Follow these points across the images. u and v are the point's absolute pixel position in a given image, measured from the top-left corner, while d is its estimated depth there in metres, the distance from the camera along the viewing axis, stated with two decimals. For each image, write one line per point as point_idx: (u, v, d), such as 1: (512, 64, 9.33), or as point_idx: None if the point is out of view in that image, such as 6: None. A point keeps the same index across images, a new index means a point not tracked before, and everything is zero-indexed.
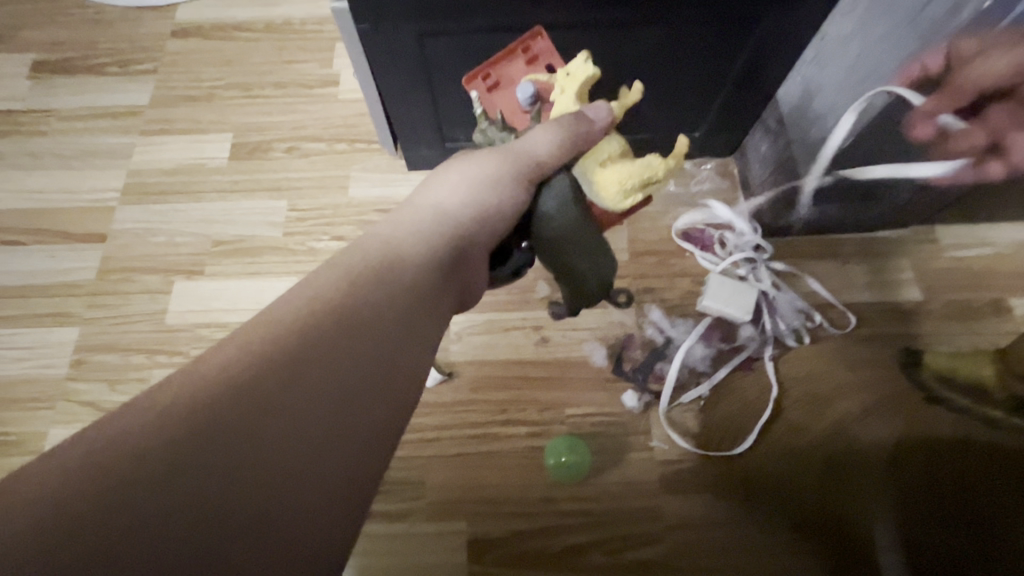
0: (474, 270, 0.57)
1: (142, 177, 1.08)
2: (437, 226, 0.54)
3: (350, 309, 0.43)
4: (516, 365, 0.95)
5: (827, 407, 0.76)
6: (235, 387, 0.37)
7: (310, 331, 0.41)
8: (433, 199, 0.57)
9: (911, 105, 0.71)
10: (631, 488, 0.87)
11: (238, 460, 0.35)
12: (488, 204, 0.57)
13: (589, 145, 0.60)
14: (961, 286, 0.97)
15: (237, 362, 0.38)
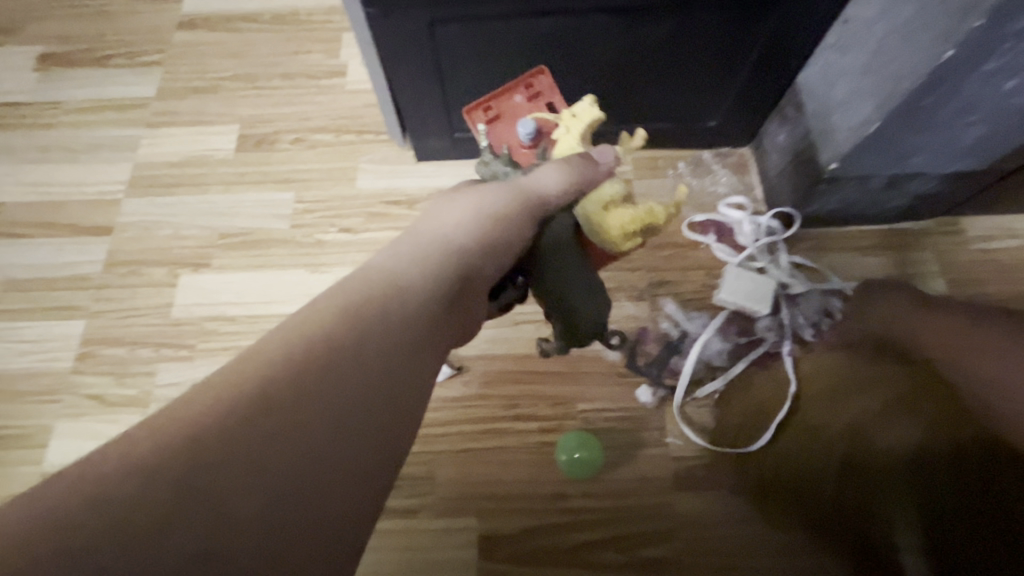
0: (477, 304, 0.44)
1: (97, 134, 0.90)
2: (441, 265, 0.41)
3: (397, 299, 0.37)
4: (531, 363, 0.72)
5: (845, 401, 0.67)
6: (276, 381, 0.31)
7: (337, 325, 0.34)
8: (439, 231, 0.44)
9: (897, 137, 0.59)
10: (684, 516, 0.65)
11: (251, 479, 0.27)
12: (489, 241, 0.44)
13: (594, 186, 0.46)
14: (995, 280, 0.71)
15: (252, 364, 0.31)
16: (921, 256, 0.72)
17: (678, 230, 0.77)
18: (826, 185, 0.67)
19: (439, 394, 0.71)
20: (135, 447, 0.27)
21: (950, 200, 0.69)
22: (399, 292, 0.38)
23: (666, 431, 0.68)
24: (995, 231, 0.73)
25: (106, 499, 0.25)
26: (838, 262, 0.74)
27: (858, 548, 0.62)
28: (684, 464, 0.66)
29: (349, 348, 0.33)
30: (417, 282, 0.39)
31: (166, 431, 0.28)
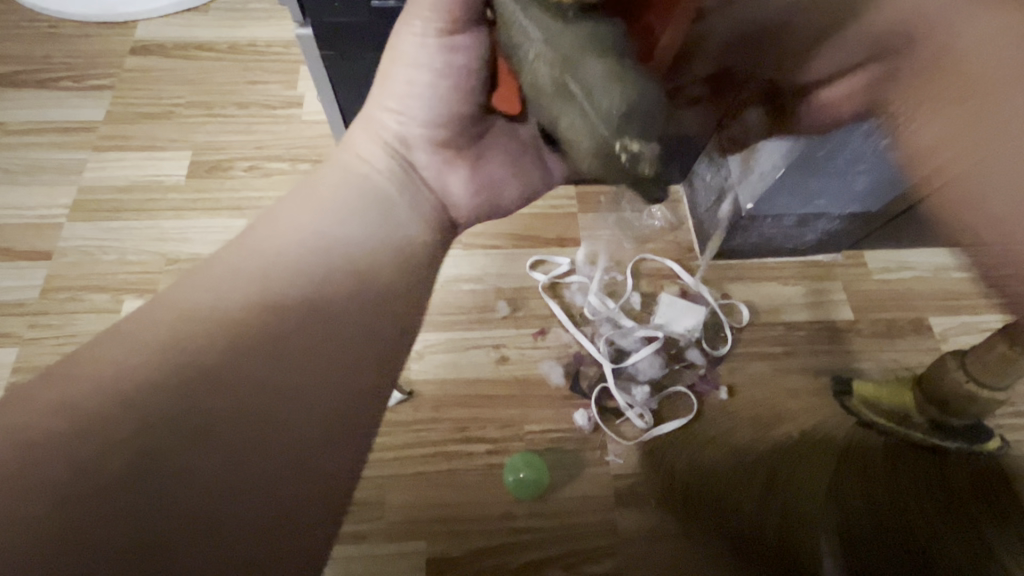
0: (439, 179, 0.51)
1: (40, 157, 0.89)
2: (386, 155, 0.49)
3: (299, 291, 0.39)
4: (480, 387, 0.75)
5: (769, 429, 0.72)
6: (220, 368, 0.35)
7: (300, 271, 0.39)
8: (377, 123, 0.49)
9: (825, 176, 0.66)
10: (624, 534, 0.68)
11: (246, 415, 0.35)
12: (426, 113, 0.48)
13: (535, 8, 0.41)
14: (895, 305, 0.79)
15: (231, 324, 0.36)
16: (832, 284, 0.80)
17: (618, 260, 0.83)
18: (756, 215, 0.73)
19: (390, 419, 0.73)
20: (85, 420, 0.32)
21: (845, 235, 0.78)
22: (298, 275, 0.39)
23: (606, 450, 0.72)
24: (892, 263, 0.81)
25: (71, 470, 0.31)
26: (756, 293, 0.80)
27: (774, 550, 0.67)
28: (623, 481, 0.70)
29: (312, 314, 0.38)
30: (326, 267, 0.40)
31: (87, 403, 0.32)
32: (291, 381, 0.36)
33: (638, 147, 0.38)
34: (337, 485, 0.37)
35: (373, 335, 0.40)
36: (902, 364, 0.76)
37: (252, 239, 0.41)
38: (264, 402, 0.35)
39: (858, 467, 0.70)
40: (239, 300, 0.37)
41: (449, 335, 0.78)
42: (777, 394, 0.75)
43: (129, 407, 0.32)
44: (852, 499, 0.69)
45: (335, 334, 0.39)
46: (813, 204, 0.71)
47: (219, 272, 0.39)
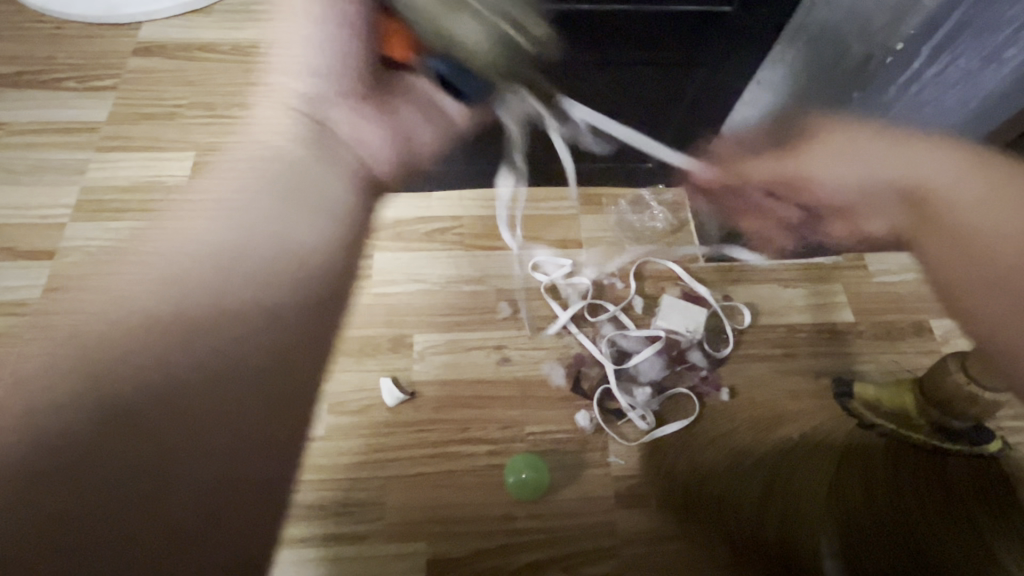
0: (360, 142, 0.54)
1: (43, 157, 0.89)
2: (299, 124, 0.50)
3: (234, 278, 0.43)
4: (481, 388, 0.75)
5: (770, 430, 0.73)
6: (156, 343, 0.39)
7: (225, 250, 0.44)
8: (286, 93, 0.51)
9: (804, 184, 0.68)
10: (625, 535, 0.68)
11: (185, 391, 0.38)
12: (326, 71, 0.51)
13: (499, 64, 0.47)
14: (895, 308, 0.79)
15: (170, 302, 0.40)
16: (833, 287, 0.80)
17: (619, 261, 0.83)
18: None
19: (391, 420, 0.73)
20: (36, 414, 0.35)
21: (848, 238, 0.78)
22: (224, 268, 0.43)
23: (607, 451, 0.72)
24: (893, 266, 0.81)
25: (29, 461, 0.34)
26: (757, 294, 0.81)
27: (774, 551, 0.67)
28: (624, 483, 0.70)
29: (238, 281, 0.43)
30: (247, 258, 0.44)
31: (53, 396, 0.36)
32: (218, 349, 0.40)
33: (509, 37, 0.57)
34: (272, 461, 0.39)
35: (304, 300, 0.45)
36: (903, 366, 0.76)
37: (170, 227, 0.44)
38: (200, 399, 0.38)
39: (859, 468, 0.70)
40: (174, 280, 0.41)
41: (451, 336, 0.78)
42: (778, 396, 0.75)
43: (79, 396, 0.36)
44: (853, 499, 0.69)
45: (259, 298, 0.43)
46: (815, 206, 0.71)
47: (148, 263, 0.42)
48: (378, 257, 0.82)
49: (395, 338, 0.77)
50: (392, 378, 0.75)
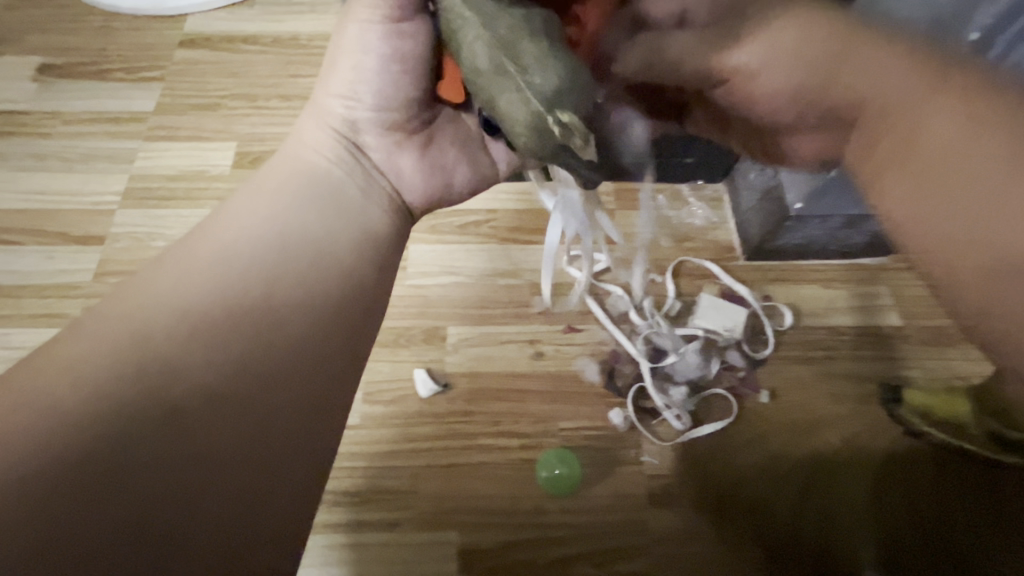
0: (406, 176, 0.56)
1: (94, 145, 0.92)
2: (371, 165, 0.55)
3: (249, 304, 0.43)
4: (512, 381, 0.75)
5: (809, 434, 0.71)
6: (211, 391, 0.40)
7: (334, 304, 0.47)
8: (351, 132, 0.54)
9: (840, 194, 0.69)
10: (657, 532, 0.67)
11: (261, 421, 0.41)
12: (417, 138, 0.55)
13: (481, 182, 0.59)
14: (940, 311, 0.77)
15: (236, 323, 0.42)
16: (878, 289, 0.78)
17: (655, 259, 0.82)
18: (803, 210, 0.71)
19: (424, 410, 0.73)
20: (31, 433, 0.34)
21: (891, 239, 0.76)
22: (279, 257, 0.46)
23: (640, 450, 0.71)
24: None
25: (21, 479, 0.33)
26: (798, 295, 0.78)
27: (812, 554, 0.66)
28: (659, 482, 0.69)
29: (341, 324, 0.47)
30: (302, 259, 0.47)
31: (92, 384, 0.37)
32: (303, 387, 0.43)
33: (569, 119, 0.41)
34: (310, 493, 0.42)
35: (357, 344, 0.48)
36: (950, 374, 0.73)
37: (223, 231, 0.47)
38: (285, 425, 0.42)
39: (902, 476, 0.68)
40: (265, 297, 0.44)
41: (484, 328, 0.78)
42: (818, 400, 0.73)
43: (136, 405, 0.37)
44: (894, 500, 0.67)
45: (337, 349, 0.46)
46: (850, 208, 0.71)
47: (186, 271, 0.44)
48: (413, 250, 0.82)
49: (428, 330, 0.78)
50: (426, 369, 0.75)
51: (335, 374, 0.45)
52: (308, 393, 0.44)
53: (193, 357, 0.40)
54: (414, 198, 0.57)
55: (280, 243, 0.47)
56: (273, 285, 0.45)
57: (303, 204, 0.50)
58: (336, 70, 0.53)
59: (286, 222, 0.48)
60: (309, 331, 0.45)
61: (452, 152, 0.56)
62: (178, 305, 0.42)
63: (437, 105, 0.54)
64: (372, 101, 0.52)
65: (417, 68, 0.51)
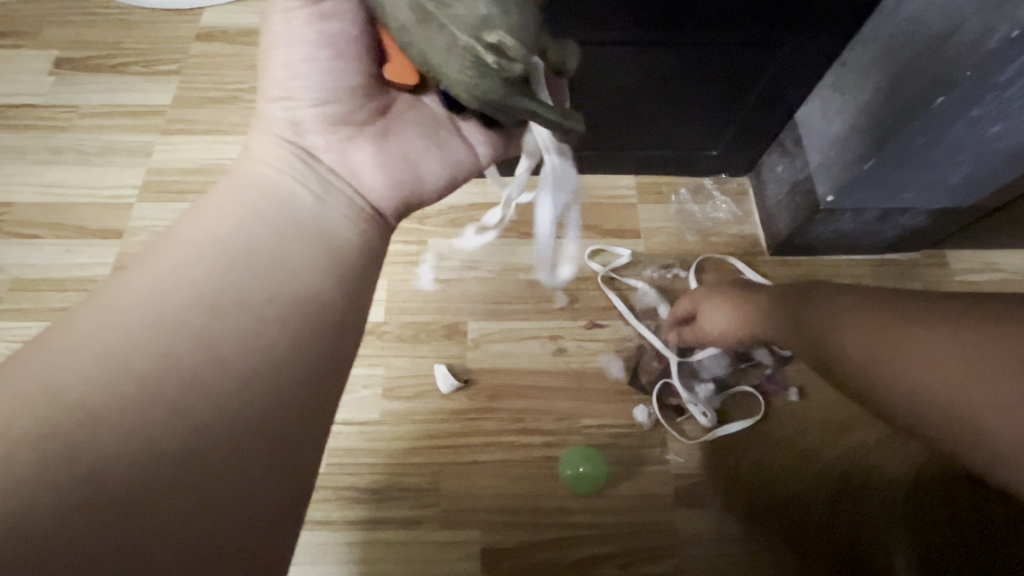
0: (365, 174, 0.52)
1: (112, 139, 0.91)
2: (326, 168, 0.51)
3: (193, 333, 0.40)
4: (534, 377, 0.73)
5: (841, 433, 0.69)
6: (120, 453, 0.35)
7: (289, 320, 0.43)
8: (298, 136, 0.50)
9: (872, 188, 0.66)
10: (684, 533, 0.66)
11: (190, 475, 0.36)
12: (369, 133, 0.51)
13: (457, 171, 0.55)
14: None
15: (176, 359, 0.39)
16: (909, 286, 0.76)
17: (679, 254, 0.80)
18: (834, 202, 0.69)
19: (444, 406, 0.72)
20: None
21: (924, 233, 0.74)
22: (229, 280, 0.43)
23: (666, 448, 0.69)
24: (972, 265, 0.77)
25: None
26: None
27: (844, 556, 0.64)
28: (685, 482, 0.68)
29: (300, 341, 0.43)
30: (255, 279, 0.43)
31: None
32: (252, 417, 0.40)
33: (498, 41, 0.39)
34: (281, 521, 0.40)
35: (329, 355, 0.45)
36: None
37: (167, 257, 0.44)
38: (221, 470, 0.37)
39: (939, 477, 0.67)
40: (211, 325, 0.41)
41: (505, 324, 0.76)
42: (848, 399, 0.71)
43: (52, 473, 0.33)
44: (931, 500, 0.66)
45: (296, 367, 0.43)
46: (884, 200, 0.68)
47: (118, 311, 0.40)
48: (432, 244, 0.81)
49: (449, 325, 0.76)
50: (446, 365, 0.74)
51: (297, 406, 0.42)
52: (259, 420, 0.40)
53: (108, 413, 0.35)
54: (379, 196, 0.52)
55: (229, 265, 0.43)
56: (217, 318, 0.41)
57: (259, 226, 0.46)
58: (267, 72, 0.49)
59: (238, 244, 0.45)
60: (262, 351, 0.42)
61: (415, 137, 0.52)
62: (112, 347, 0.38)
63: (387, 92, 0.51)
64: (313, 99, 0.49)
65: (354, 50, 0.48)
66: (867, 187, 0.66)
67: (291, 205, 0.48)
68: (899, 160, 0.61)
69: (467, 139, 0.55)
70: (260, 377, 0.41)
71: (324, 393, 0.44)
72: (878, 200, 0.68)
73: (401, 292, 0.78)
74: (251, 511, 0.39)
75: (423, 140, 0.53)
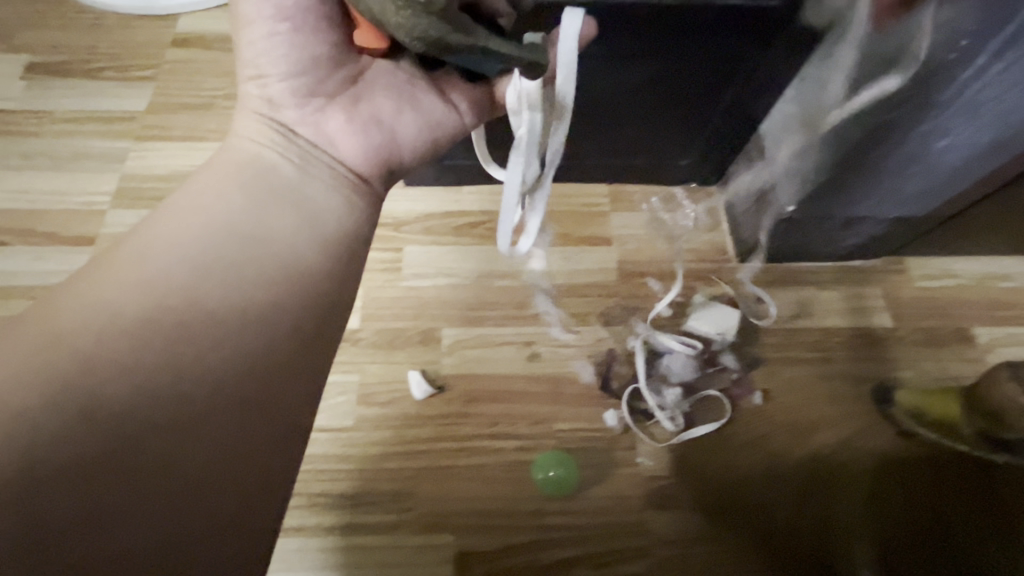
0: (344, 143, 0.53)
1: (85, 145, 0.91)
2: (307, 142, 0.52)
3: (180, 294, 0.42)
4: (508, 383, 0.75)
5: (805, 435, 0.71)
6: (113, 401, 0.37)
7: (274, 285, 0.45)
8: (278, 112, 0.52)
9: (832, 198, 0.69)
10: (654, 534, 0.67)
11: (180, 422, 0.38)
12: (341, 102, 0.52)
13: (438, 133, 0.55)
14: (931, 312, 0.78)
15: (163, 317, 0.41)
16: (870, 291, 0.79)
17: (650, 261, 0.82)
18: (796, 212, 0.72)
19: (419, 412, 0.73)
20: None
21: (884, 241, 0.77)
22: (219, 245, 0.45)
23: (636, 451, 0.71)
24: (930, 271, 0.80)
25: None
26: (792, 297, 0.79)
27: (807, 553, 0.66)
28: (655, 484, 0.69)
29: (286, 304, 0.45)
30: (244, 246, 0.45)
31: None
32: (240, 376, 0.41)
33: None
34: (272, 478, 0.41)
35: (319, 318, 0.46)
36: (942, 376, 0.74)
37: (160, 227, 0.46)
38: (213, 425, 0.39)
39: (898, 476, 0.69)
40: (199, 288, 0.43)
41: (479, 331, 0.77)
42: (812, 401, 0.73)
43: (45, 405, 0.35)
44: (891, 498, 0.68)
45: (280, 329, 0.44)
46: (842, 210, 0.71)
47: (116, 275, 0.42)
48: (408, 251, 0.82)
49: (424, 331, 0.77)
50: (421, 371, 0.75)
51: (280, 365, 0.43)
52: (244, 379, 0.41)
53: (100, 365, 0.37)
54: (359, 161, 0.53)
55: (217, 233, 0.45)
56: (201, 274, 0.43)
57: (247, 198, 0.49)
58: (240, 54, 0.51)
59: (227, 215, 0.47)
60: (245, 313, 0.43)
61: (385, 99, 0.53)
62: (108, 306, 0.40)
63: (356, 60, 0.52)
64: (283, 74, 0.50)
65: (314, 23, 0.49)
66: (827, 197, 0.69)
67: (272, 176, 0.50)
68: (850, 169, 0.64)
69: (444, 97, 0.54)
70: (242, 334, 0.42)
71: (308, 355, 0.45)
72: (839, 209, 0.71)
73: (376, 299, 0.79)
74: (244, 470, 0.40)
75: (395, 101, 0.53)
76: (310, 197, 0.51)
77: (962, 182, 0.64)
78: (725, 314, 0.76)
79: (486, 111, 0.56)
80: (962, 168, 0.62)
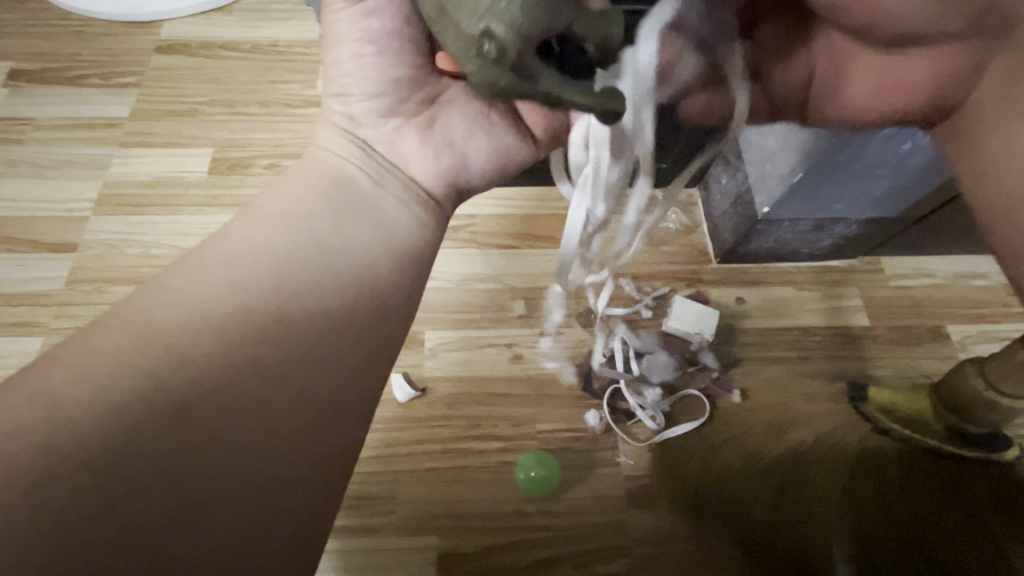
0: (420, 160, 0.50)
1: (68, 152, 0.91)
2: (382, 154, 0.50)
3: (259, 300, 0.40)
4: (491, 385, 0.75)
5: (784, 433, 0.72)
6: (200, 407, 0.36)
7: (348, 292, 0.43)
8: (355, 124, 0.50)
9: (803, 200, 0.70)
10: (635, 532, 0.68)
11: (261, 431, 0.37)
12: (417, 122, 0.50)
13: (507, 159, 0.52)
14: (905, 311, 0.79)
15: (245, 324, 0.39)
16: (847, 291, 0.80)
17: (632, 263, 0.83)
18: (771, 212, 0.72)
19: (402, 414, 0.73)
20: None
21: (858, 242, 0.79)
22: (296, 246, 0.43)
23: (618, 451, 0.72)
24: (905, 270, 0.81)
25: None
26: (771, 297, 0.80)
27: (784, 549, 0.67)
28: (637, 483, 0.70)
29: (360, 311, 0.43)
30: (319, 249, 0.43)
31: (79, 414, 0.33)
32: (318, 387, 0.40)
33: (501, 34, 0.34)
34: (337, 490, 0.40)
35: (388, 326, 0.44)
36: (917, 373, 0.76)
37: (238, 227, 0.44)
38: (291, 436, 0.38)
39: (874, 472, 0.70)
40: (279, 292, 0.41)
41: (463, 333, 0.78)
42: (793, 400, 0.74)
43: (138, 409, 0.34)
44: (868, 493, 0.69)
45: (355, 338, 0.42)
46: (815, 211, 0.72)
47: (199, 277, 0.40)
48: None
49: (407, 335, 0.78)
50: (405, 374, 0.75)
51: (352, 376, 0.41)
52: (322, 389, 0.40)
53: (188, 372, 0.36)
54: (430, 180, 0.50)
55: (295, 238, 0.43)
56: (281, 277, 0.41)
57: (323, 199, 0.47)
58: (326, 70, 0.50)
59: (303, 216, 0.45)
60: (323, 322, 0.41)
61: (459, 122, 0.50)
62: (191, 308, 0.39)
63: (437, 82, 0.49)
64: (365, 93, 0.48)
65: (398, 43, 0.47)
66: (798, 198, 0.70)
67: (348, 186, 0.48)
68: (824, 173, 0.65)
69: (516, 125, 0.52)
70: (323, 343, 0.40)
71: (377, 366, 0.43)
72: (813, 211, 0.72)
73: None
74: (318, 480, 0.39)
75: (469, 126, 0.50)
76: (382, 198, 0.48)
77: (931, 183, 0.65)
78: (704, 314, 0.77)
79: (549, 142, 0.54)
80: (925, 167, 0.63)
